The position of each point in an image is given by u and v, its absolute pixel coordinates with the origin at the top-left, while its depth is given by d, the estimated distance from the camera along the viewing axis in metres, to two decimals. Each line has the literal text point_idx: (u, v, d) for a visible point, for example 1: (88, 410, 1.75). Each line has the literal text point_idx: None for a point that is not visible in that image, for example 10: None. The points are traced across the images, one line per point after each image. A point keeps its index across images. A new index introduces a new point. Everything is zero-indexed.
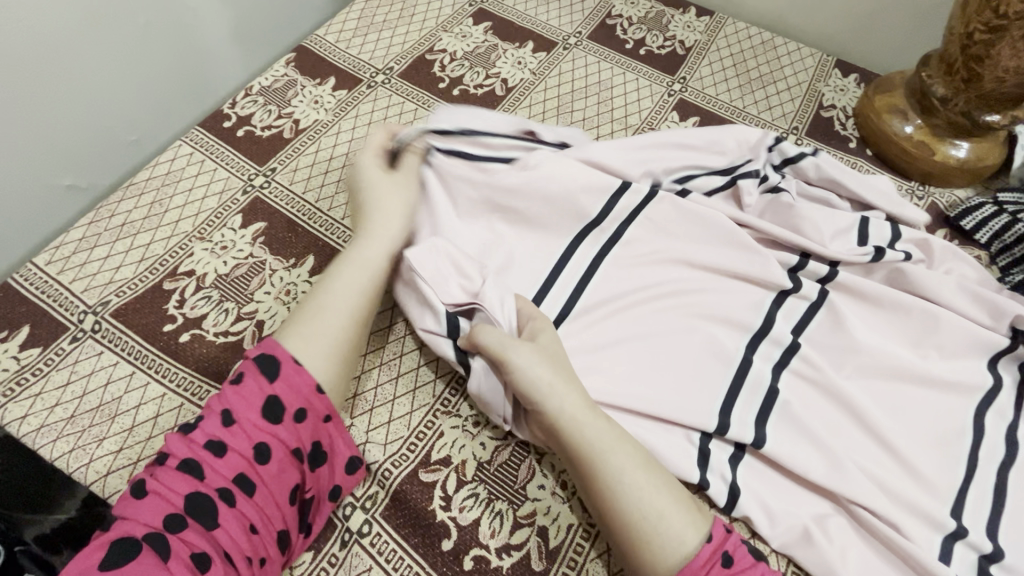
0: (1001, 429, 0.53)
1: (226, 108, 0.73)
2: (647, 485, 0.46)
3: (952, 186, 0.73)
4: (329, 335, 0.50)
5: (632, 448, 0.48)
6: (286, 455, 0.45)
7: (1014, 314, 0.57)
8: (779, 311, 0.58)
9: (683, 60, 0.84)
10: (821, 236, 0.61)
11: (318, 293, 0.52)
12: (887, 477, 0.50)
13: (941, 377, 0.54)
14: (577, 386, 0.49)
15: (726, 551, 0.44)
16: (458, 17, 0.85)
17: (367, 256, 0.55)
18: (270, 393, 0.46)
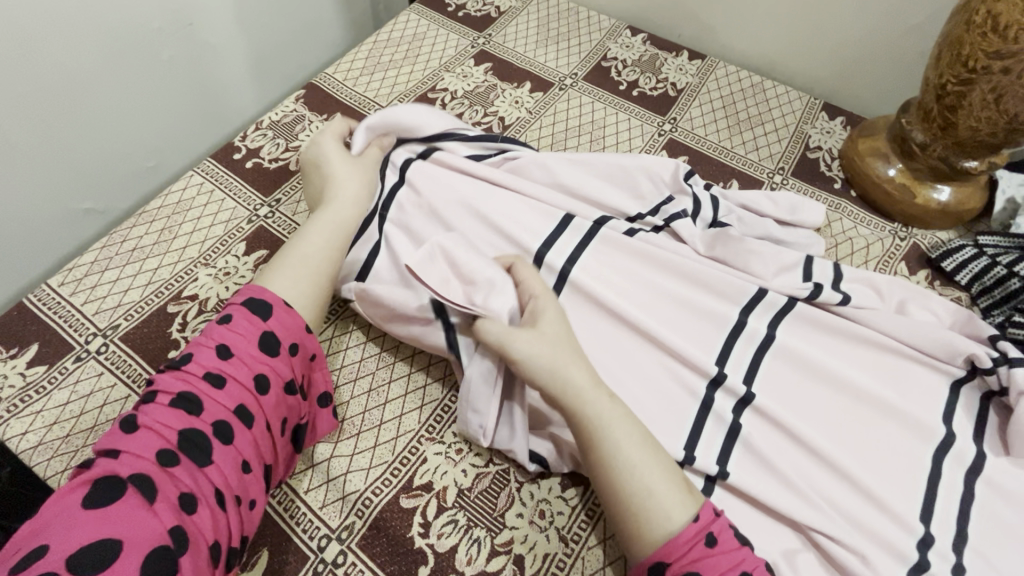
0: (961, 472, 0.55)
1: (236, 141, 0.77)
2: (638, 455, 0.48)
3: (934, 228, 0.75)
4: (304, 276, 0.57)
5: (628, 420, 0.50)
6: (280, 390, 0.49)
7: (969, 352, 0.60)
8: (738, 342, 0.61)
9: (674, 102, 0.87)
10: (762, 273, 0.65)
11: (293, 245, 0.59)
12: (851, 507, 0.54)
13: (902, 407, 0.58)
14: (584, 362, 0.52)
15: (710, 532, 0.45)
16: (461, 57, 0.90)
17: (336, 215, 0.62)
18: (264, 330, 0.50)
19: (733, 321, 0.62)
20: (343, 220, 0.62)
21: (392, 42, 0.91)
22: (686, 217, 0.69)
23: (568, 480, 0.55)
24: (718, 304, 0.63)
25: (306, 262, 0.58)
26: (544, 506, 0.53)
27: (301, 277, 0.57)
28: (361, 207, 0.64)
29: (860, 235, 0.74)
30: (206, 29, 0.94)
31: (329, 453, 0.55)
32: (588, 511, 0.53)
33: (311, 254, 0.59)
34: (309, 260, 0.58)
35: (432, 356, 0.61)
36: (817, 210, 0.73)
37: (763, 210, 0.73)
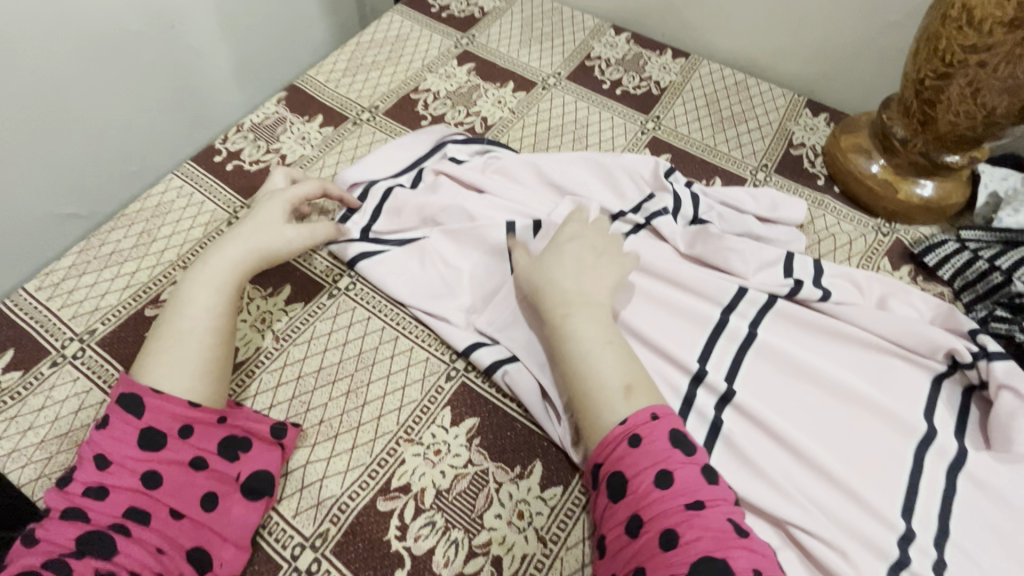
0: (941, 468, 0.56)
1: (217, 143, 0.77)
2: (587, 366, 0.52)
3: (917, 223, 0.75)
4: (179, 355, 0.52)
5: (589, 333, 0.53)
6: (183, 470, 0.48)
7: (950, 347, 0.61)
8: (720, 339, 0.62)
9: (658, 100, 0.87)
10: (743, 269, 0.65)
11: (174, 312, 0.55)
12: (829, 503, 0.53)
13: (877, 403, 0.58)
14: (559, 280, 0.57)
15: (635, 434, 0.48)
16: (444, 58, 0.90)
17: (217, 279, 0.57)
18: (142, 427, 0.48)
19: (715, 320, 0.63)
20: (229, 283, 0.57)
21: (376, 44, 0.91)
22: (667, 214, 0.69)
23: (548, 479, 0.54)
24: (700, 303, 0.64)
25: (181, 333, 0.53)
26: (522, 506, 0.53)
27: (175, 350, 0.52)
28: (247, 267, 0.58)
29: (842, 231, 0.74)
30: (190, 33, 0.94)
31: (305, 459, 0.54)
32: (568, 512, 0.53)
33: (190, 325, 0.54)
34: (188, 333, 0.53)
35: (412, 356, 0.61)
36: (797, 206, 0.73)
37: (743, 205, 0.72)
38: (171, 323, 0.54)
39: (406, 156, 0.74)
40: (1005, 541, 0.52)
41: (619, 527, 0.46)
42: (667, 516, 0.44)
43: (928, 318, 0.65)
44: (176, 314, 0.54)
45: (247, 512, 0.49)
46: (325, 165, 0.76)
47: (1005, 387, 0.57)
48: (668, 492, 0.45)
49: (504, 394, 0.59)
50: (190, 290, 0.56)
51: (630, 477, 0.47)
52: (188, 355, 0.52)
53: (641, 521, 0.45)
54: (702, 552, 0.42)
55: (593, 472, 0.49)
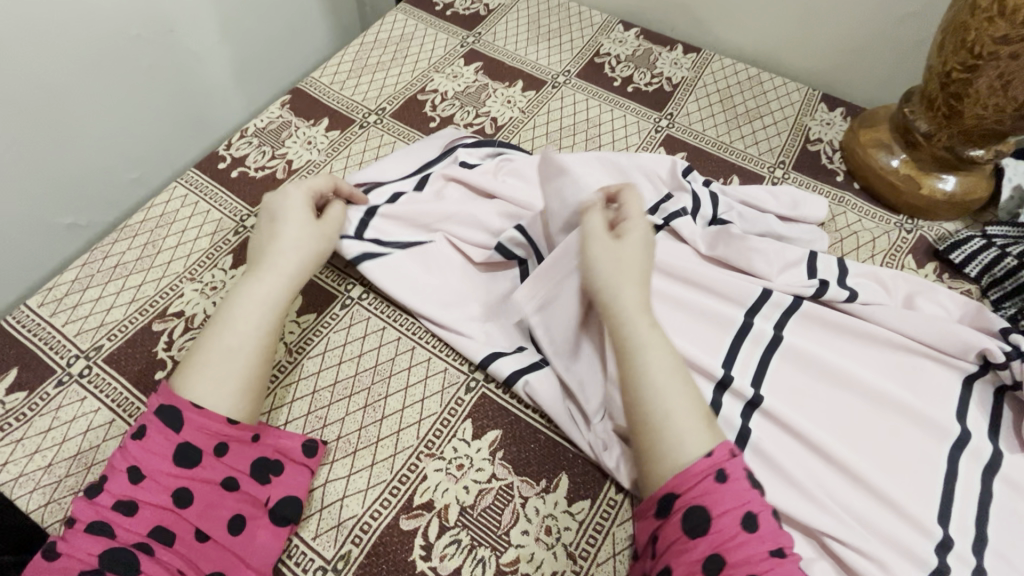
0: (976, 471, 0.54)
1: (221, 150, 0.74)
2: (662, 385, 0.47)
3: (939, 219, 0.73)
4: (229, 372, 0.49)
5: (663, 346, 0.49)
6: (214, 490, 0.47)
7: (982, 347, 0.59)
8: (745, 342, 0.60)
9: (670, 97, 0.85)
10: (767, 271, 0.64)
11: (221, 326, 0.52)
12: (864, 511, 0.52)
13: (911, 406, 0.57)
14: (641, 285, 0.53)
15: (722, 469, 0.43)
16: (450, 57, 0.88)
17: (272, 292, 0.54)
18: (178, 442, 0.47)
19: (739, 324, 0.61)
20: (280, 300, 0.54)
21: (381, 44, 0.89)
22: (686, 215, 0.67)
23: (575, 493, 0.53)
24: (724, 305, 0.63)
25: (230, 351, 0.50)
26: (550, 522, 0.51)
27: (224, 370, 0.49)
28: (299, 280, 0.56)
29: (864, 228, 0.72)
30: (189, 35, 0.92)
31: (325, 477, 0.53)
32: (596, 526, 0.51)
33: (238, 342, 0.51)
34: (237, 349, 0.50)
35: (430, 367, 0.59)
36: (817, 204, 0.72)
37: (764, 204, 0.71)
38: (217, 337, 0.51)
39: (416, 161, 0.72)
40: None
41: (694, 564, 0.40)
42: (752, 562, 0.39)
43: (956, 317, 0.63)
44: (221, 327, 0.51)
45: (272, 539, 0.48)
46: (334, 170, 0.74)
47: None
48: (755, 535, 0.41)
49: (525, 404, 0.57)
50: (240, 304, 0.52)
51: (713, 514, 0.42)
52: (235, 375, 0.49)
53: (723, 562, 0.40)
54: None
55: (663, 501, 0.43)
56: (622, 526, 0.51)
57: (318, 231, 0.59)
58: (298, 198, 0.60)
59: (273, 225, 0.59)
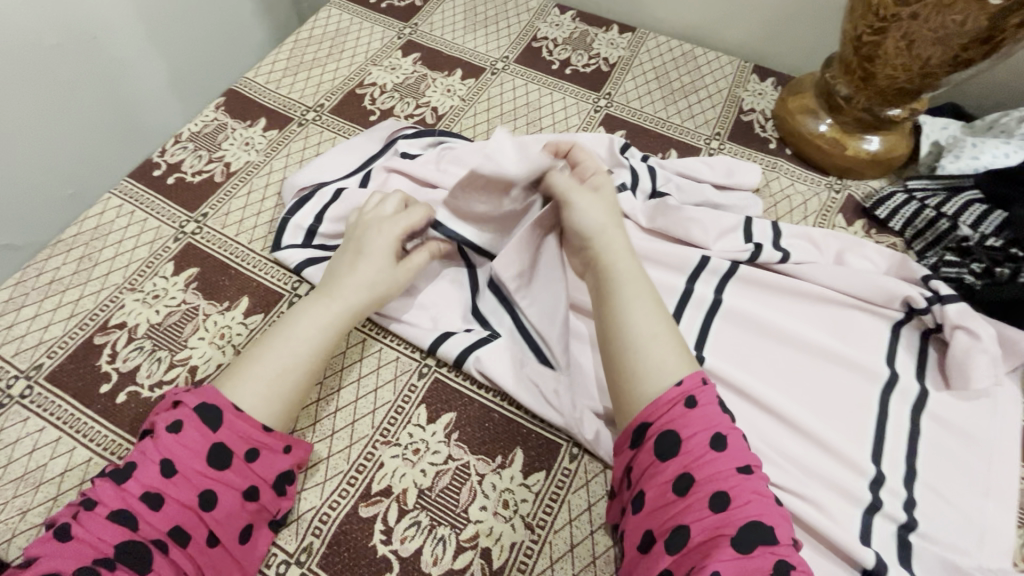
0: (905, 410, 0.58)
1: (155, 157, 0.73)
2: (643, 316, 0.51)
3: (866, 178, 0.76)
4: (279, 392, 0.50)
5: (642, 283, 0.54)
6: (237, 496, 0.46)
7: (905, 295, 0.62)
8: (688, 307, 0.63)
9: (608, 77, 0.86)
10: (705, 238, 0.66)
11: (282, 339, 0.53)
12: (806, 458, 0.55)
13: (848, 357, 0.60)
14: (621, 232, 0.58)
15: (692, 395, 0.46)
16: (387, 50, 0.87)
17: (332, 319, 0.54)
18: (213, 442, 0.46)
19: (680, 291, 0.64)
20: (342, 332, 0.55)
21: (316, 40, 0.88)
22: (626, 190, 0.69)
23: (530, 465, 0.54)
24: (666, 275, 0.65)
25: (284, 370, 0.51)
26: (507, 496, 0.52)
27: (273, 388, 0.50)
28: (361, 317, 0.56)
29: (797, 191, 0.75)
30: (115, 43, 0.89)
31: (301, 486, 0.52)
32: (552, 495, 0.53)
33: (291, 361, 0.52)
34: (290, 370, 0.51)
35: (382, 357, 0.60)
36: (751, 170, 0.74)
37: (699, 174, 0.73)
38: (268, 355, 0.51)
39: (355, 156, 0.72)
40: (969, 476, 0.55)
41: (666, 484, 0.44)
42: (720, 478, 0.43)
43: (884, 269, 0.67)
44: (271, 347, 0.52)
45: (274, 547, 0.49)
46: (273, 169, 0.73)
47: (961, 327, 0.59)
48: (722, 455, 0.44)
49: (476, 385, 0.58)
50: (300, 327, 0.53)
51: (683, 437, 0.45)
52: (283, 393, 0.50)
53: (692, 481, 0.43)
54: (751, 518, 0.41)
55: (641, 429, 0.46)
56: (577, 492, 0.53)
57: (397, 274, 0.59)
58: (393, 231, 0.59)
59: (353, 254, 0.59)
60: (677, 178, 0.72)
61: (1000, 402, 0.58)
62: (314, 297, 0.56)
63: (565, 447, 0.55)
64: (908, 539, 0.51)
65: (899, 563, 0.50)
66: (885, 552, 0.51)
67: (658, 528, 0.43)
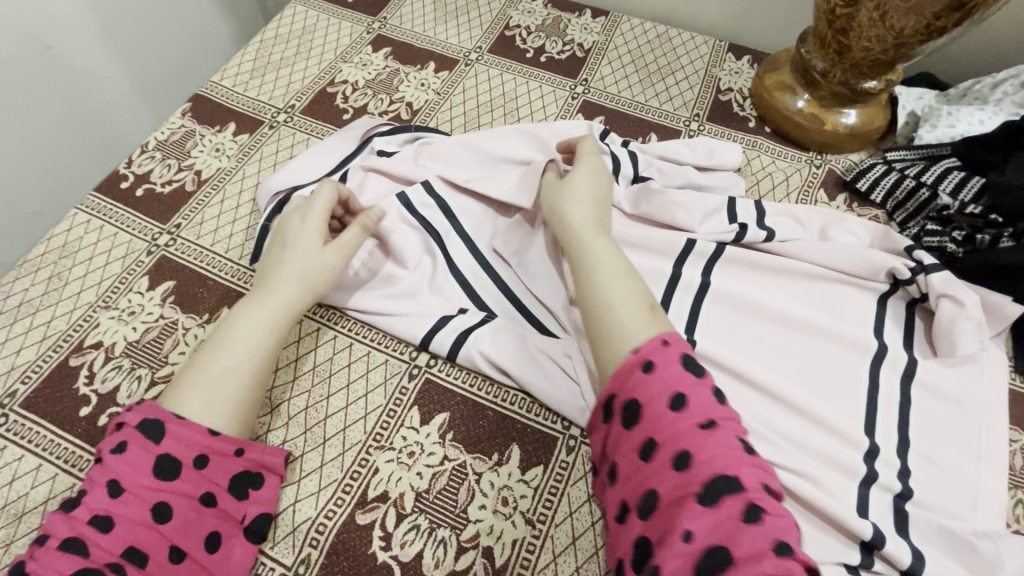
0: (895, 381, 0.58)
1: (121, 168, 0.70)
2: (605, 286, 0.51)
3: (845, 152, 0.76)
4: (223, 394, 0.50)
5: (608, 254, 0.53)
6: (193, 504, 0.46)
7: (890, 267, 0.62)
8: (677, 291, 0.63)
9: (583, 63, 0.85)
10: (690, 221, 0.66)
11: (223, 340, 0.52)
12: (800, 435, 0.55)
13: (834, 331, 0.60)
14: (590, 207, 0.58)
15: (648, 359, 0.45)
16: (357, 46, 0.85)
17: (275, 318, 0.54)
18: (158, 453, 0.46)
19: (668, 275, 0.63)
20: (281, 324, 0.54)
21: (283, 39, 0.85)
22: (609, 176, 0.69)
23: (527, 461, 0.54)
24: (653, 261, 0.64)
25: (227, 371, 0.51)
26: (506, 493, 0.52)
27: (214, 389, 0.50)
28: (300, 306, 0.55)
29: (777, 169, 0.75)
30: (71, 51, 0.86)
31: (292, 498, 0.51)
32: (552, 489, 0.52)
33: (233, 362, 0.51)
34: (232, 370, 0.51)
35: (370, 361, 0.59)
36: (732, 150, 0.74)
37: (680, 156, 0.72)
38: (212, 359, 0.51)
39: (331, 156, 0.70)
40: (961, 442, 0.55)
41: (633, 452, 0.44)
42: (681, 437, 0.42)
43: (868, 242, 0.67)
44: (214, 347, 0.52)
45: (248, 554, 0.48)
46: (246, 175, 0.71)
47: (945, 295, 0.60)
48: (682, 414, 0.43)
49: (469, 383, 0.57)
50: (240, 327, 0.53)
51: (643, 402, 0.44)
52: (228, 394, 0.50)
53: (656, 444, 0.43)
54: (715, 472, 0.40)
55: (607, 403, 0.47)
56: (576, 484, 0.53)
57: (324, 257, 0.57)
58: (317, 219, 0.58)
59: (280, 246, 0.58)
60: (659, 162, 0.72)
61: (986, 367, 0.59)
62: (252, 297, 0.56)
63: (562, 440, 0.55)
64: (903, 508, 0.52)
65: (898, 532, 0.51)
66: (882, 522, 0.51)
67: (631, 497, 0.43)
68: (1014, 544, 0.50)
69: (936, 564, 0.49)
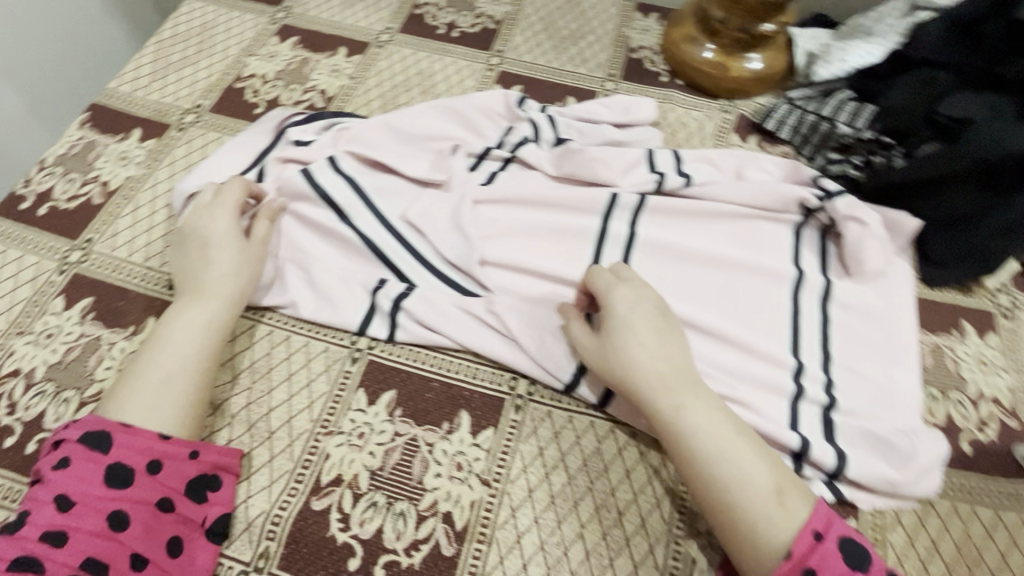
0: (814, 304, 0.62)
1: (19, 188, 0.66)
2: (719, 472, 0.46)
3: (753, 96, 0.79)
4: (170, 396, 0.49)
5: (702, 426, 0.48)
6: (150, 510, 0.45)
7: (798, 197, 0.66)
8: (607, 244, 0.64)
9: (496, 35, 0.85)
10: (611, 176, 0.68)
11: (158, 346, 0.51)
12: (733, 364, 0.58)
13: (755, 264, 0.63)
14: (653, 359, 0.51)
15: (808, 566, 0.42)
16: (262, 38, 0.82)
17: (213, 313, 0.53)
18: (108, 463, 0.45)
19: (596, 231, 0.65)
20: (218, 321, 0.54)
21: (181, 38, 0.82)
22: (530, 143, 0.70)
23: (477, 425, 0.55)
24: (580, 218, 0.66)
25: (171, 374, 0.50)
26: (459, 458, 0.53)
27: (162, 393, 0.49)
28: (237, 300, 0.55)
29: (692, 118, 0.78)
30: None
31: (246, 494, 0.51)
32: (504, 448, 0.54)
33: (177, 365, 0.50)
34: (177, 373, 0.50)
35: (310, 351, 0.58)
36: (647, 105, 0.75)
37: (596, 116, 0.74)
38: (153, 364, 0.50)
39: (244, 153, 0.68)
40: (876, 350, 0.60)
41: None
42: None
43: (779, 177, 0.70)
44: (152, 355, 0.51)
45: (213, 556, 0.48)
46: (158, 180, 0.68)
47: (850, 218, 0.64)
48: None
49: (411, 359, 0.58)
50: (174, 330, 0.52)
51: None
52: (179, 396, 0.49)
53: None
54: None
55: None
56: (527, 441, 0.54)
57: (249, 250, 0.58)
58: (227, 213, 0.58)
59: (199, 247, 0.57)
60: (576, 123, 0.73)
61: (894, 280, 0.63)
62: (180, 301, 0.54)
63: (509, 399, 0.56)
64: (831, 417, 0.56)
65: (825, 439, 0.54)
66: (811, 431, 0.55)
67: None
68: (929, 436, 0.55)
69: (862, 461, 0.52)
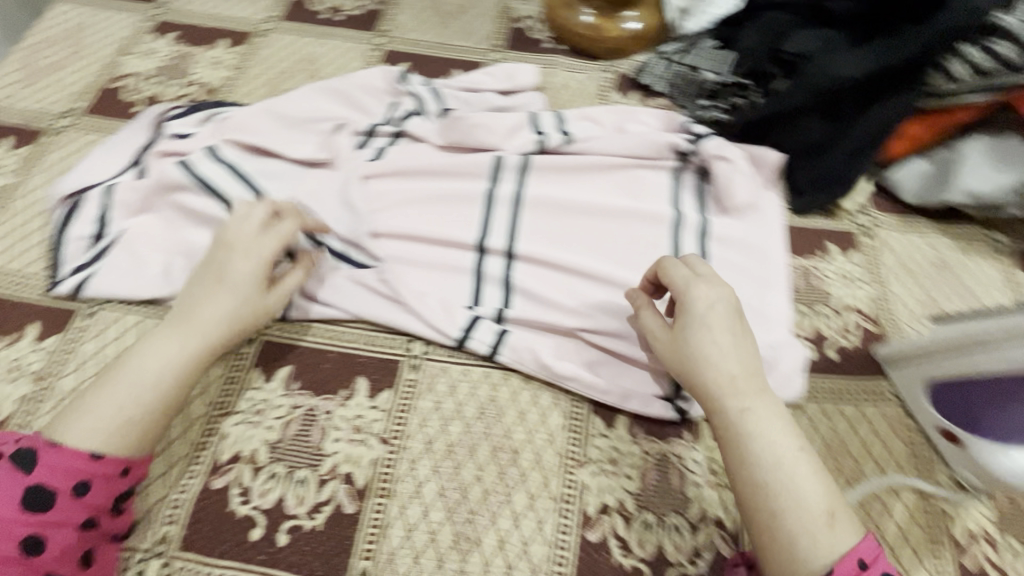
0: (693, 240, 0.66)
1: None
2: (772, 484, 0.43)
3: (632, 55, 0.83)
4: (116, 413, 0.45)
5: (772, 435, 0.45)
6: (72, 531, 0.43)
7: (669, 143, 0.70)
8: (495, 204, 0.66)
9: (380, 15, 0.86)
10: (495, 140, 0.70)
11: (129, 361, 0.48)
12: (616, 303, 0.61)
13: (637, 209, 0.67)
14: (735, 360, 0.48)
15: None
16: (138, 36, 0.80)
17: (195, 340, 0.50)
18: (27, 483, 0.42)
19: (484, 193, 0.66)
20: (200, 349, 0.50)
21: (51, 42, 0.79)
22: (417, 116, 0.72)
23: (374, 388, 0.56)
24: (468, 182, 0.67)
25: (130, 391, 0.46)
26: (358, 422, 0.54)
27: (114, 407, 0.46)
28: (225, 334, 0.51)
29: (575, 81, 0.80)
30: None
31: (147, 486, 0.51)
32: (401, 407, 0.55)
33: (141, 383, 0.47)
34: (137, 392, 0.47)
35: None
36: (529, 70, 0.77)
37: (480, 86, 0.76)
38: (119, 379, 0.47)
39: (122, 148, 0.67)
40: (749, 277, 0.64)
41: None
42: None
43: (656, 127, 0.74)
44: (123, 370, 0.48)
45: None
46: (32, 186, 0.66)
47: (718, 158, 0.68)
48: None
49: (307, 334, 0.59)
50: (149, 349, 0.49)
51: None
52: (129, 415, 0.46)
53: None
54: None
55: None
56: (424, 397, 0.56)
57: (265, 294, 0.54)
58: (253, 241, 0.54)
59: (209, 269, 0.53)
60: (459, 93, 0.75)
61: (766, 211, 0.68)
62: (170, 319, 0.51)
63: (405, 360, 0.58)
64: None
65: None
66: None
67: None
68: (796, 347, 0.59)
69: None
